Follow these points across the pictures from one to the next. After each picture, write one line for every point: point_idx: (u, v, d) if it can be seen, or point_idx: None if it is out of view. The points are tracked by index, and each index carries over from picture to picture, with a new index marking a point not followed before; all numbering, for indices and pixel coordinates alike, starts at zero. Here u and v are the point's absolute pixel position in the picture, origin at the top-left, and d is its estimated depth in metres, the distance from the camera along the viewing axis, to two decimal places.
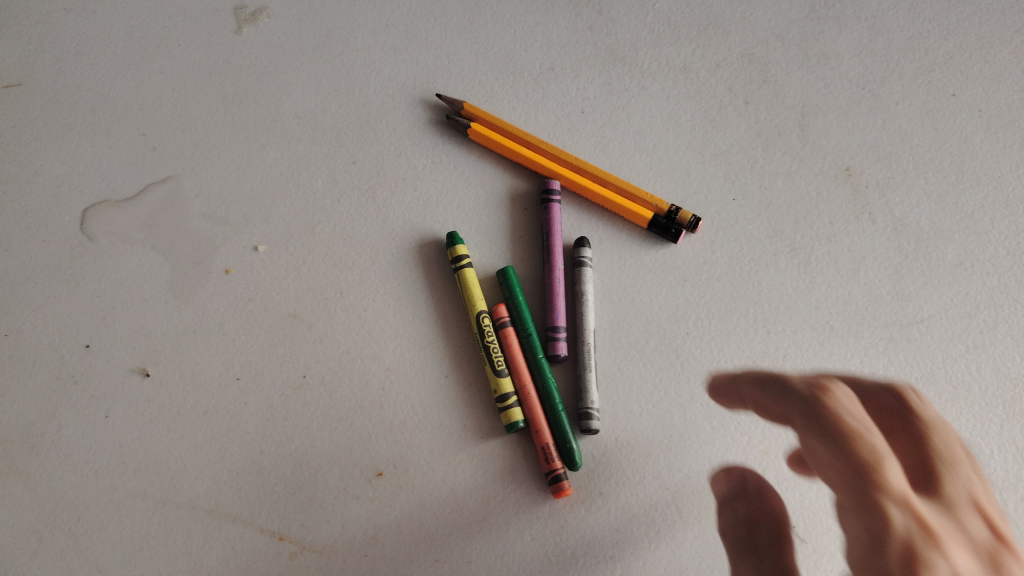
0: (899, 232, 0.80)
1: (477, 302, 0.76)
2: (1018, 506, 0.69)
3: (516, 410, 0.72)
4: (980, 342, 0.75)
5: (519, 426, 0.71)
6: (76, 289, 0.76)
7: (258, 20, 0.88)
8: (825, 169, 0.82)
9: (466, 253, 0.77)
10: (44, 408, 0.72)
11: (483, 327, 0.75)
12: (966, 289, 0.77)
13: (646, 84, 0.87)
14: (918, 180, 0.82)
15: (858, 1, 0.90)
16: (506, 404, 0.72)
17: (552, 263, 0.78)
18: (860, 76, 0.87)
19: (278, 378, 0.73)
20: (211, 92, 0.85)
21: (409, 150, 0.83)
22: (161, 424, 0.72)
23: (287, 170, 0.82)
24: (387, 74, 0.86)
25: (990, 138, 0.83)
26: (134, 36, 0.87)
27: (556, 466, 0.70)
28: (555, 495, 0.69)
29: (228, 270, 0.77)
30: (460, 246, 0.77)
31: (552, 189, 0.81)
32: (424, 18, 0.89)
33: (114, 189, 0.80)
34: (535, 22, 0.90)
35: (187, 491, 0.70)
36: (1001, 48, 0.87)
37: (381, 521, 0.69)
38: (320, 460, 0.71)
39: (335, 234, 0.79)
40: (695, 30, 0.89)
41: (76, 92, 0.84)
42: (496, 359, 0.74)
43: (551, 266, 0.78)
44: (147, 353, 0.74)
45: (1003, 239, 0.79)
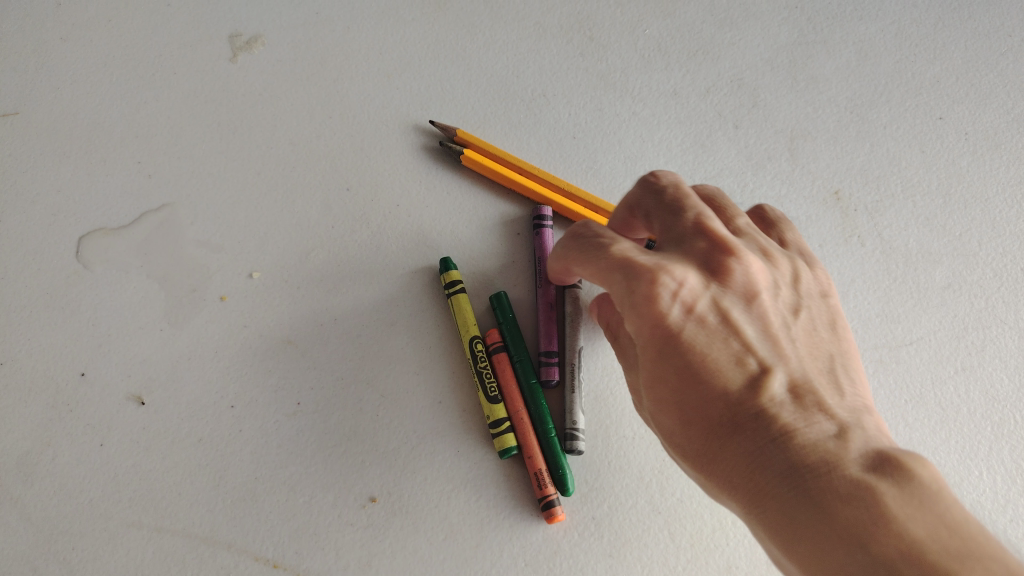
0: (887, 255, 0.80)
1: (471, 326, 0.76)
2: (1008, 528, 0.69)
3: (509, 435, 0.72)
4: (969, 363, 0.75)
5: (513, 451, 0.72)
6: (72, 316, 0.77)
7: (253, 47, 0.89)
8: (814, 193, 0.83)
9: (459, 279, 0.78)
10: (39, 437, 0.72)
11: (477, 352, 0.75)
12: (955, 311, 0.78)
13: (636, 109, 0.88)
14: (906, 203, 0.83)
15: (845, 27, 0.92)
16: (500, 429, 0.72)
17: (545, 289, 0.79)
18: (848, 100, 0.88)
19: (273, 404, 0.74)
20: (207, 120, 0.85)
21: (403, 177, 0.84)
22: (156, 452, 0.72)
23: (282, 197, 0.82)
24: (381, 100, 0.87)
25: (977, 161, 0.84)
26: (129, 64, 0.88)
27: (549, 491, 0.70)
28: (548, 520, 0.70)
29: (223, 297, 0.78)
30: (453, 271, 0.78)
31: (544, 216, 0.82)
32: (417, 45, 0.90)
33: (110, 217, 0.81)
34: (527, 49, 0.91)
35: (182, 519, 0.70)
36: (987, 71, 0.88)
37: (375, 548, 0.69)
38: (314, 486, 0.71)
39: (330, 261, 0.80)
40: (685, 56, 0.91)
41: (72, 120, 0.85)
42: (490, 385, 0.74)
43: (544, 292, 0.79)
44: (142, 381, 0.74)
45: (990, 261, 0.80)
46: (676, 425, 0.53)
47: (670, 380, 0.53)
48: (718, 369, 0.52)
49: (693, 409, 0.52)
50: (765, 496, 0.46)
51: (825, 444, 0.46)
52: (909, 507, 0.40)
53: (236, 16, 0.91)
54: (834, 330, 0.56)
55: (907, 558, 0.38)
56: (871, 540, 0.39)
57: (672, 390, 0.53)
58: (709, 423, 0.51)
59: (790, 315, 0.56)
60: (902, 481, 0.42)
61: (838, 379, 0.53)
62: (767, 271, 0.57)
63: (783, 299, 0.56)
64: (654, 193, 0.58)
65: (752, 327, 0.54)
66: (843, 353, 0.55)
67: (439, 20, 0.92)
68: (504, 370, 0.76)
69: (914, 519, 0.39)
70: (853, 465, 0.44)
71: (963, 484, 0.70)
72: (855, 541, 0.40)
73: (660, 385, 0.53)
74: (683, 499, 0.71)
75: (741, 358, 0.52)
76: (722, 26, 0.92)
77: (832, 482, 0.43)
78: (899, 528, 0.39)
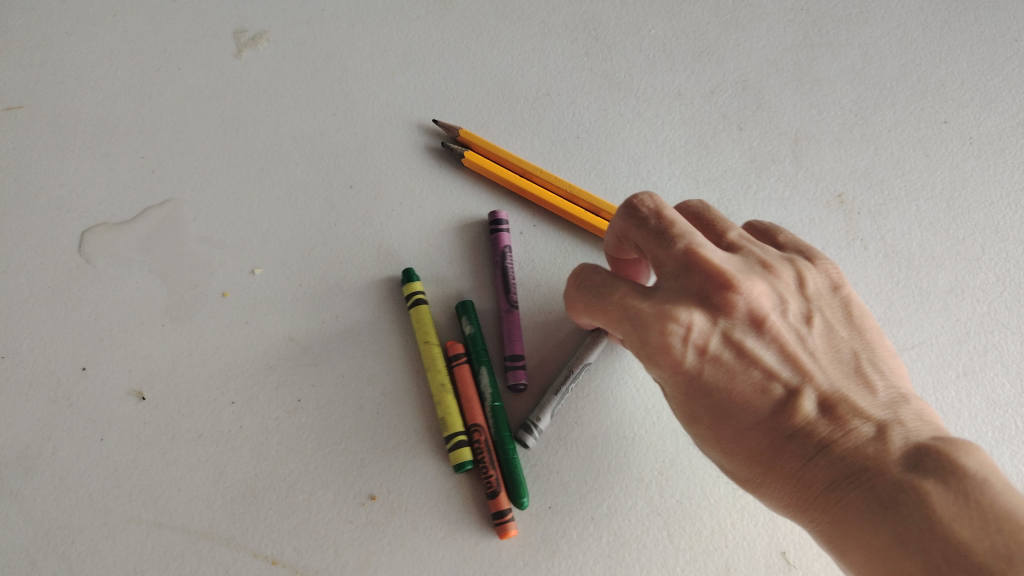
0: (890, 259, 0.80)
1: (430, 337, 0.75)
2: None
3: (464, 449, 0.71)
4: (970, 368, 0.75)
5: (467, 466, 0.71)
6: (74, 311, 0.77)
7: (258, 44, 0.89)
8: (817, 196, 0.83)
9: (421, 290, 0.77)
10: (39, 431, 0.72)
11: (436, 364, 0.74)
12: (957, 315, 0.77)
13: (640, 110, 0.88)
14: (910, 207, 0.83)
15: (851, 29, 0.92)
16: (454, 443, 0.71)
17: (507, 295, 0.78)
18: (853, 102, 0.88)
19: (273, 401, 0.74)
20: (210, 116, 0.85)
21: (406, 175, 0.84)
22: (156, 448, 0.72)
23: (284, 194, 0.82)
24: (385, 98, 0.87)
25: (982, 165, 0.84)
26: (134, 59, 0.88)
27: (502, 505, 0.69)
28: (499, 536, 0.69)
29: (225, 293, 0.78)
30: (415, 282, 0.77)
31: (502, 219, 0.81)
32: (422, 42, 0.90)
33: (113, 212, 0.81)
34: (532, 48, 0.91)
35: (181, 514, 0.70)
36: (992, 75, 0.88)
37: (374, 546, 0.69)
38: (314, 484, 0.71)
39: (332, 258, 0.80)
40: (691, 56, 0.91)
41: (76, 114, 0.85)
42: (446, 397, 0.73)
43: (507, 298, 0.78)
44: (143, 376, 0.74)
45: (993, 266, 0.80)
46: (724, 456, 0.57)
47: (707, 420, 0.56)
48: (748, 399, 0.55)
49: (734, 441, 0.56)
50: (819, 505, 0.52)
51: (862, 454, 0.51)
52: (952, 508, 0.45)
53: (241, 12, 0.91)
54: (852, 323, 0.59)
55: (955, 561, 0.43)
56: (925, 544, 0.45)
57: (711, 429, 0.56)
58: (752, 450, 0.55)
59: (806, 323, 0.58)
60: (942, 479, 0.47)
61: (862, 379, 0.56)
62: (774, 282, 0.59)
63: (796, 311, 0.59)
64: (641, 227, 0.59)
65: (772, 348, 0.57)
66: (863, 346, 0.58)
67: (444, 18, 0.92)
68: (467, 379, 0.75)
69: (959, 518, 0.45)
70: (891, 469, 0.49)
71: None
72: (909, 544, 0.46)
73: (699, 425, 0.57)
74: (683, 501, 0.71)
75: (766, 385, 0.55)
76: (727, 28, 0.92)
77: (876, 486, 0.49)
78: (945, 529, 0.45)
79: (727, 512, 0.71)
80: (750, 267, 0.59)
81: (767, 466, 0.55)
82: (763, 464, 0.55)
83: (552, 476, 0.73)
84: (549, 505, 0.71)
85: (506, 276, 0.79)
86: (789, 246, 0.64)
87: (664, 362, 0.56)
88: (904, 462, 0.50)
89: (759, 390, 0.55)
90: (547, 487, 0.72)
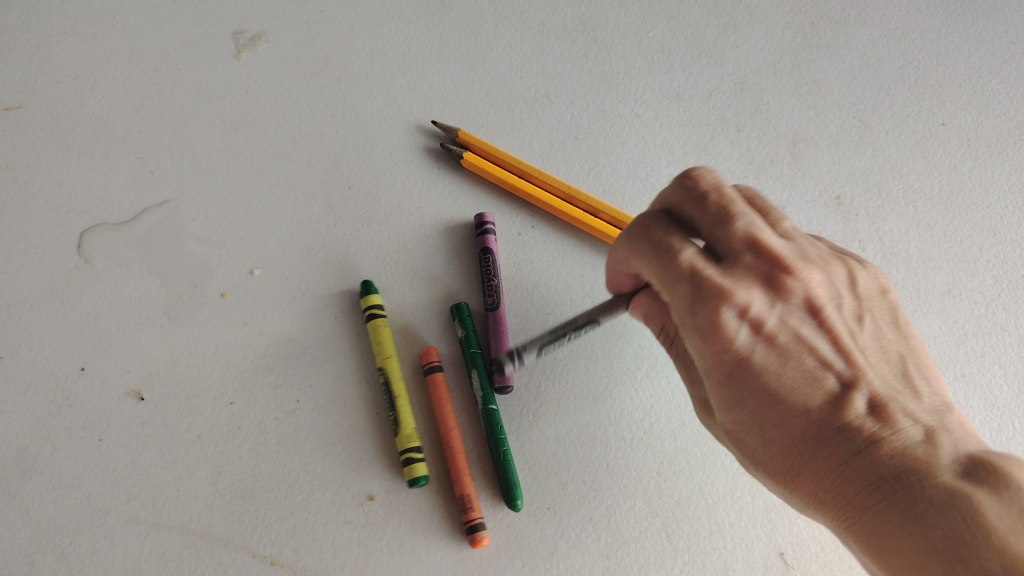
0: (888, 260, 0.80)
1: (387, 352, 0.75)
2: None
3: (418, 466, 0.71)
4: (968, 370, 0.75)
5: (422, 482, 0.71)
6: (73, 311, 0.77)
7: (257, 44, 0.89)
8: (816, 197, 0.83)
9: (378, 303, 0.77)
10: (38, 431, 0.72)
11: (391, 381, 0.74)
12: (955, 317, 0.78)
13: (639, 111, 0.88)
14: (908, 209, 0.83)
15: (849, 31, 0.92)
16: (408, 460, 0.71)
17: (497, 297, 0.78)
18: (851, 104, 0.88)
19: (272, 401, 0.74)
20: (209, 116, 0.86)
21: (405, 176, 0.84)
22: (155, 448, 0.72)
23: (284, 195, 0.82)
24: (384, 99, 0.87)
25: (979, 168, 0.84)
26: (133, 59, 0.88)
27: (474, 516, 0.70)
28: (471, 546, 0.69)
29: (224, 294, 0.78)
30: (372, 295, 0.77)
31: (489, 221, 0.81)
32: (421, 44, 0.90)
33: (112, 212, 0.81)
34: (531, 49, 0.91)
35: (180, 515, 0.70)
36: (989, 78, 0.88)
37: (372, 547, 0.69)
38: (312, 484, 0.71)
39: (331, 259, 0.80)
40: (689, 58, 0.91)
41: (75, 115, 0.85)
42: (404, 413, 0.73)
43: (496, 300, 0.78)
44: (142, 376, 0.75)
45: (990, 268, 0.80)
46: (753, 443, 0.54)
47: (744, 403, 0.53)
48: (794, 389, 0.52)
49: (771, 429, 0.53)
50: (856, 503, 0.49)
51: (913, 455, 0.49)
52: (1008, 520, 0.43)
53: (241, 13, 0.91)
54: (899, 328, 0.57)
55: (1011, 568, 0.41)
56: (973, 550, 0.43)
57: (747, 413, 0.53)
58: (791, 439, 0.52)
59: (857, 321, 0.56)
60: (995, 490, 0.45)
61: (912, 382, 0.54)
62: (828, 277, 0.57)
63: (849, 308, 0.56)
64: (696, 201, 0.55)
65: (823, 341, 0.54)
66: (910, 352, 0.56)
67: (443, 20, 0.92)
68: (435, 390, 0.75)
69: (1015, 531, 0.43)
70: (943, 473, 0.47)
71: None
72: (959, 552, 0.43)
73: (734, 408, 0.54)
74: (681, 502, 0.71)
75: (815, 376, 0.53)
76: (726, 30, 0.92)
77: (925, 491, 0.47)
78: (999, 541, 0.43)
79: (725, 513, 0.71)
80: (806, 257, 0.56)
81: (806, 456, 0.52)
82: (800, 455, 0.52)
83: (551, 476, 0.73)
84: (547, 506, 0.71)
85: (495, 278, 0.79)
86: (835, 246, 0.61)
87: (710, 337, 0.52)
88: (956, 469, 0.47)
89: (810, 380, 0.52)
90: (546, 487, 0.72)
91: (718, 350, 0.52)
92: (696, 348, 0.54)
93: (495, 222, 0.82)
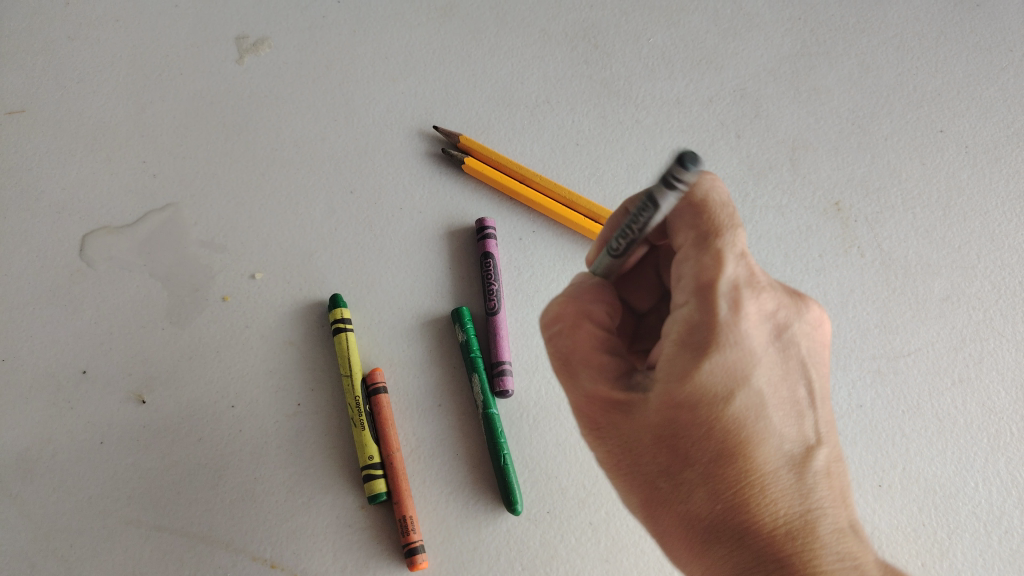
0: (887, 266, 0.81)
1: (350, 367, 0.75)
2: (1003, 540, 0.70)
3: (379, 481, 0.71)
4: (965, 375, 0.76)
5: (382, 498, 0.70)
6: (74, 314, 0.77)
7: (259, 49, 0.90)
8: (815, 204, 0.84)
9: (347, 316, 0.77)
10: (40, 434, 0.72)
11: (356, 396, 0.74)
12: (953, 323, 0.78)
13: (639, 117, 0.89)
14: (906, 215, 0.83)
15: (848, 38, 0.92)
16: (369, 475, 0.71)
17: (496, 302, 0.79)
18: (850, 111, 0.89)
19: (273, 405, 0.74)
20: (212, 121, 0.86)
21: (406, 180, 0.84)
22: (156, 451, 0.72)
23: (285, 199, 0.83)
24: (386, 104, 0.88)
25: (977, 174, 0.85)
26: (136, 64, 0.88)
27: (413, 538, 0.69)
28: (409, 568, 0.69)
29: (225, 297, 0.78)
30: (341, 308, 0.77)
31: (490, 226, 0.82)
32: (422, 49, 0.91)
33: (113, 216, 0.81)
34: (532, 55, 0.91)
35: (181, 518, 0.70)
36: (987, 85, 0.89)
37: (372, 550, 0.70)
38: (312, 488, 0.72)
39: (332, 263, 0.80)
40: (689, 65, 0.91)
41: (78, 119, 0.85)
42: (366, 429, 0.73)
43: (496, 304, 0.79)
44: (143, 379, 0.75)
45: (989, 274, 0.80)
46: (683, 446, 0.46)
47: (712, 399, 0.45)
48: (773, 418, 0.46)
49: (726, 442, 0.45)
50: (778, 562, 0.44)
51: (848, 539, 0.45)
52: None
53: (243, 18, 0.91)
54: None
55: None
56: None
57: (713, 412, 0.45)
58: (742, 465, 0.45)
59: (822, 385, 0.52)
60: None
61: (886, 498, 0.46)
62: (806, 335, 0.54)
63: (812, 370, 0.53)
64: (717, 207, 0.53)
65: (807, 388, 0.48)
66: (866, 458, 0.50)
67: (445, 25, 0.92)
68: (381, 412, 0.74)
69: None
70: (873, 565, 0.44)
71: (957, 495, 0.72)
72: None
73: (691, 401, 0.45)
74: None
75: (795, 409, 0.47)
76: (726, 36, 0.93)
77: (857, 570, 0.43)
78: None
79: None
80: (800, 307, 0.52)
81: (746, 488, 0.45)
82: (744, 485, 0.45)
83: (550, 480, 0.73)
84: (547, 510, 0.72)
85: (495, 283, 0.79)
86: None
87: (726, 314, 0.45)
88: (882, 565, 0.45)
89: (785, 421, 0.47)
90: (545, 492, 0.72)
91: (723, 332, 0.45)
92: (690, 321, 0.46)
93: (495, 228, 0.83)
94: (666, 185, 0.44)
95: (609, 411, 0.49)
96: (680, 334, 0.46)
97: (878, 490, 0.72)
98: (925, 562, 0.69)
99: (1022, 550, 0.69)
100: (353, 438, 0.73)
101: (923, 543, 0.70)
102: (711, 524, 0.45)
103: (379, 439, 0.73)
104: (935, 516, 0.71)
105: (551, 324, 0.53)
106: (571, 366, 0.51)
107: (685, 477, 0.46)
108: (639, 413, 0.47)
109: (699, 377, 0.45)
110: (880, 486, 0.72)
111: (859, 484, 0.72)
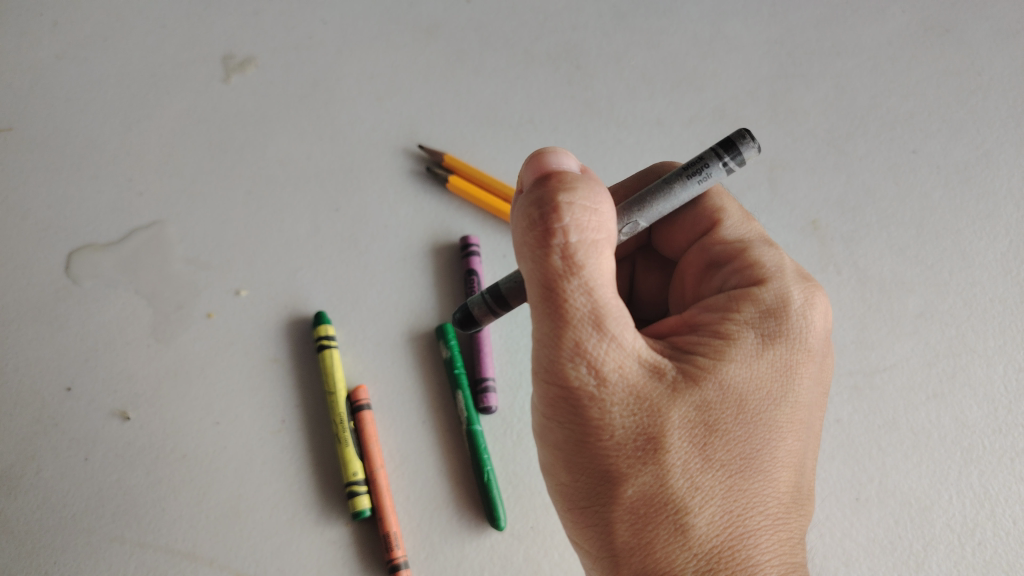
0: (863, 283, 0.82)
1: (335, 384, 0.76)
2: (976, 551, 0.71)
3: (362, 498, 0.72)
4: (939, 390, 0.78)
5: (364, 514, 0.71)
6: (59, 331, 0.77)
7: (246, 69, 0.90)
8: (793, 222, 0.86)
9: (330, 333, 0.78)
10: (24, 451, 0.72)
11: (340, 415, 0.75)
12: (926, 339, 0.80)
13: (621, 136, 0.90)
14: (881, 233, 0.85)
15: (825, 61, 0.95)
16: (351, 494, 0.72)
17: None
18: (826, 132, 0.91)
19: (257, 421, 0.75)
20: (199, 140, 0.87)
21: (391, 198, 0.85)
22: (141, 467, 0.73)
23: (270, 217, 0.83)
24: (371, 123, 0.89)
25: (949, 194, 0.87)
26: (123, 82, 0.89)
27: (396, 555, 0.70)
28: None
29: (210, 314, 0.79)
30: (325, 324, 0.77)
31: (473, 243, 0.83)
32: (407, 70, 0.92)
33: (100, 233, 0.82)
34: (517, 75, 0.93)
35: (165, 535, 0.71)
36: (957, 108, 0.91)
37: (356, 566, 0.71)
38: (297, 504, 0.72)
39: (317, 279, 0.81)
40: (669, 86, 0.93)
41: (65, 137, 0.86)
42: (349, 447, 0.74)
43: None
44: (128, 397, 0.75)
45: (961, 290, 0.82)
46: (708, 441, 0.46)
47: (765, 398, 0.47)
48: (780, 434, 0.47)
49: (755, 451, 0.46)
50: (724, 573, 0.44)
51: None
52: None
53: (230, 37, 0.92)
54: None
55: None
56: None
57: (754, 411, 0.47)
58: (737, 472, 0.46)
59: None
60: None
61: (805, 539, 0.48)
62: None
63: None
64: None
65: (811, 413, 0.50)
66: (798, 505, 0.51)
67: (430, 45, 0.93)
68: (364, 429, 0.75)
69: None
70: None
71: (932, 507, 0.73)
72: None
73: (742, 395, 0.47)
74: None
75: (798, 430, 0.48)
76: (705, 57, 0.95)
77: None
78: None
79: None
80: None
81: (750, 511, 0.46)
82: (750, 504, 0.46)
83: (534, 495, 0.74)
84: (530, 526, 0.73)
85: None
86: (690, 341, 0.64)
87: (800, 308, 0.50)
88: None
89: (788, 436, 0.47)
90: (528, 507, 0.73)
91: (796, 326, 0.49)
92: (761, 307, 0.49)
93: (478, 245, 0.84)
94: (722, 152, 0.54)
95: (623, 379, 0.45)
96: (751, 316, 0.49)
97: (855, 504, 0.74)
98: (901, 573, 0.71)
99: (995, 561, 0.71)
100: (337, 456, 0.74)
101: (899, 555, 0.72)
102: (702, 541, 0.45)
103: (363, 456, 0.74)
104: (911, 528, 0.73)
105: (568, 232, 0.44)
106: (591, 307, 0.44)
107: (694, 479, 0.45)
108: (675, 393, 0.46)
109: (755, 370, 0.47)
110: (858, 499, 0.74)
111: (837, 498, 0.74)
